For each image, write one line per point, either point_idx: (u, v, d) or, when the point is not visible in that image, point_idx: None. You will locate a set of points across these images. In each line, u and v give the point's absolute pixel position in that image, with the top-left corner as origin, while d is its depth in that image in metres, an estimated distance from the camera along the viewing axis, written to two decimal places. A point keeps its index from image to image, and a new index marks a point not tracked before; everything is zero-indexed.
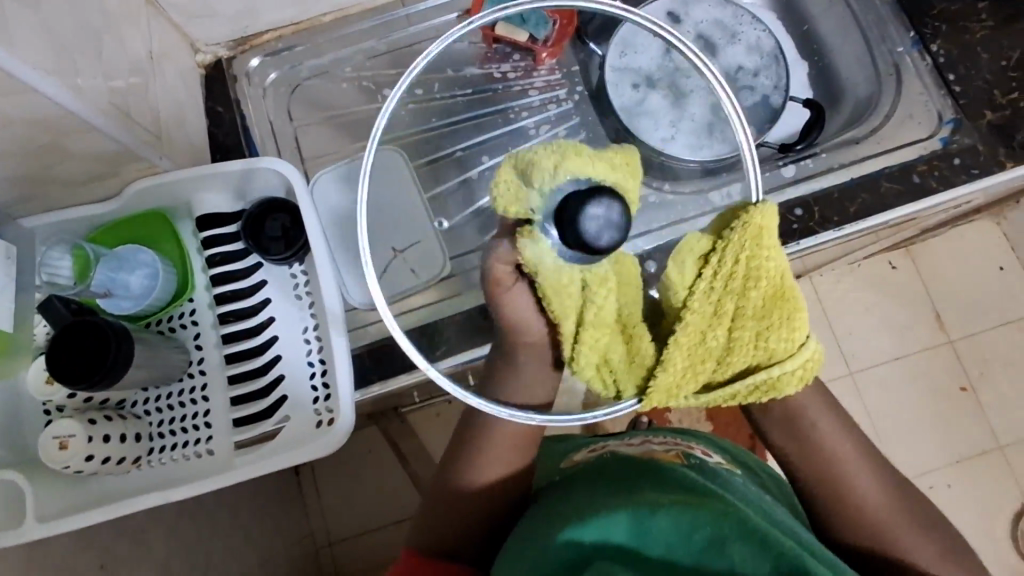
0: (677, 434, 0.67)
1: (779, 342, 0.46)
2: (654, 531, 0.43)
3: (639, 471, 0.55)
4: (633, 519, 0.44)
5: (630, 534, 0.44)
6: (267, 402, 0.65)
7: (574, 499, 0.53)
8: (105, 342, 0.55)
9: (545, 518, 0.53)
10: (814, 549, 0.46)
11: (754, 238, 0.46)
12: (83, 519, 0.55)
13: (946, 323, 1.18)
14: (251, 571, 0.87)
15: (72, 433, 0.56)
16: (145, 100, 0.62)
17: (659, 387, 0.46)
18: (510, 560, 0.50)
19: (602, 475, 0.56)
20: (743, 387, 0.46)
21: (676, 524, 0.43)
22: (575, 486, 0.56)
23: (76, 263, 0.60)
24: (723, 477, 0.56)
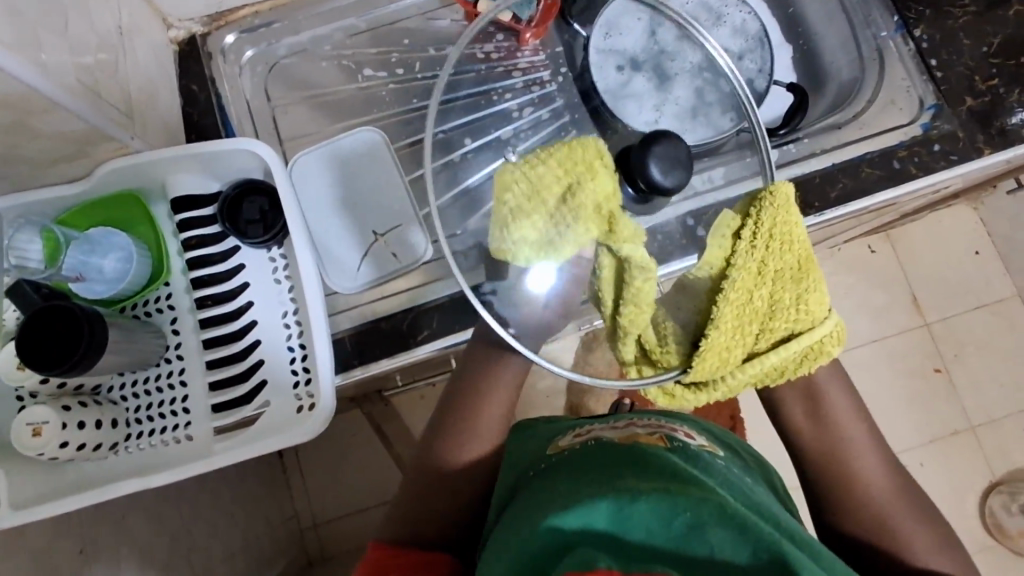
0: (660, 415, 0.68)
1: (816, 306, 0.49)
2: (637, 516, 0.43)
3: (625, 455, 0.55)
4: (615, 505, 0.45)
5: (611, 518, 0.44)
6: (246, 387, 0.65)
7: (556, 482, 0.54)
8: (77, 327, 0.54)
9: (530, 498, 0.53)
10: (792, 535, 0.48)
11: (783, 208, 0.48)
12: (55, 506, 0.54)
13: (922, 305, 1.21)
14: (233, 552, 0.87)
15: (46, 420, 0.55)
16: (115, 77, 0.60)
17: (712, 347, 0.48)
18: (495, 550, 0.49)
19: (586, 454, 0.56)
20: (790, 351, 0.49)
21: (655, 509, 0.44)
22: (561, 464, 0.57)
23: (46, 247, 0.58)
24: (706, 460, 0.57)
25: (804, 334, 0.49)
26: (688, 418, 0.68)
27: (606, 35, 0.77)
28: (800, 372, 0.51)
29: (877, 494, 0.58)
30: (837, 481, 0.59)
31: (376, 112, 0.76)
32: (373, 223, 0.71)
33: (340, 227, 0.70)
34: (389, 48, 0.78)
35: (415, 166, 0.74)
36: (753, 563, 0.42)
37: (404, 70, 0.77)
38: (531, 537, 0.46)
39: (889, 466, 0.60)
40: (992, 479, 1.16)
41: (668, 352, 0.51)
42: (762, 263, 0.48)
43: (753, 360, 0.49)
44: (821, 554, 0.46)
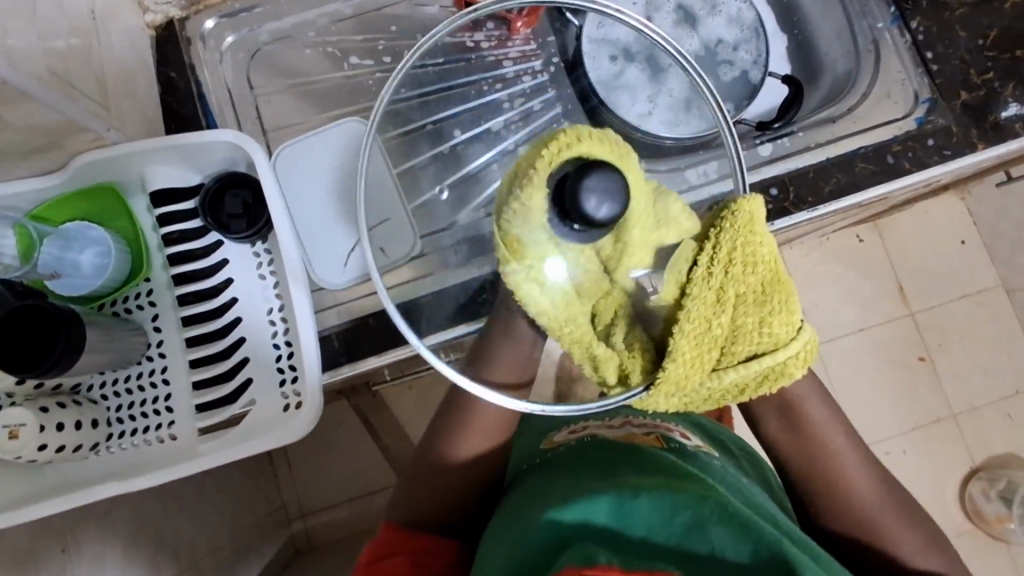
0: (655, 414, 0.67)
1: (781, 328, 0.48)
2: (636, 513, 0.43)
3: (620, 455, 0.54)
4: (616, 501, 0.44)
5: (612, 513, 0.44)
6: (231, 386, 0.63)
7: (553, 480, 0.53)
8: (54, 327, 0.52)
9: (527, 495, 0.53)
10: (789, 533, 0.48)
11: (743, 229, 0.47)
12: (36, 510, 0.53)
13: (909, 295, 1.21)
14: (219, 547, 0.87)
15: (22, 422, 0.53)
16: (88, 66, 0.58)
17: (670, 377, 0.46)
18: (491, 544, 0.49)
19: (581, 456, 0.56)
20: (749, 372, 0.48)
21: (656, 504, 0.44)
22: (556, 465, 0.56)
23: (20, 242, 0.57)
24: (701, 460, 0.57)
25: (763, 357, 0.47)
26: (681, 415, 0.67)
27: (599, 24, 0.75)
28: (760, 393, 0.50)
29: (862, 493, 0.58)
30: (823, 480, 0.59)
31: (363, 102, 0.74)
32: (360, 217, 0.69)
33: (326, 220, 0.68)
34: (375, 35, 0.75)
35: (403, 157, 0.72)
36: (753, 560, 0.42)
37: (392, 58, 0.75)
38: (530, 532, 0.45)
39: (871, 466, 0.60)
40: (972, 466, 1.18)
41: (636, 357, 0.49)
42: (722, 286, 0.47)
43: (709, 381, 0.48)
44: (817, 553, 0.46)
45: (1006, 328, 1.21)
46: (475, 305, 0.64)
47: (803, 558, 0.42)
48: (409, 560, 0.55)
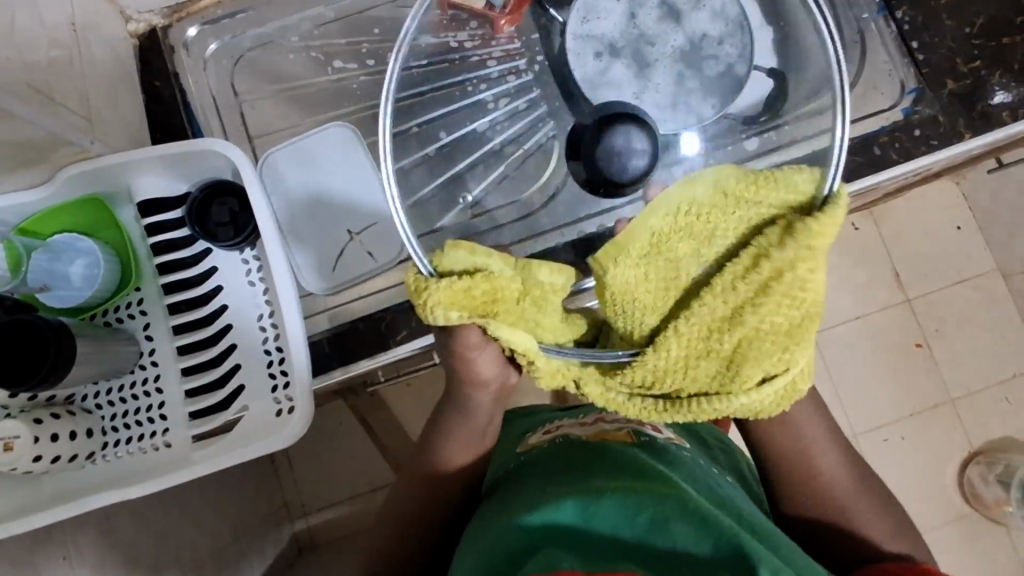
0: None
1: (795, 359, 0.45)
2: (598, 515, 0.44)
3: (593, 454, 0.55)
4: (582, 503, 0.46)
5: (577, 513, 0.45)
6: (224, 392, 0.64)
7: (528, 482, 0.54)
8: (44, 342, 0.53)
9: (504, 498, 0.54)
10: (754, 528, 0.48)
11: (801, 245, 0.43)
12: (33, 519, 0.54)
13: (904, 282, 1.21)
14: (221, 549, 0.88)
15: (16, 434, 0.53)
16: (69, 79, 0.58)
17: (647, 367, 0.45)
18: (464, 550, 0.50)
19: (554, 455, 0.57)
20: (757, 395, 0.45)
21: (619, 505, 0.45)
22: (531, 466, 0.57)
23: (9, 255, 0.58)
24: (674, 455, 0.57)
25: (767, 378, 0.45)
26: None
27: (584, 19, 0.73)
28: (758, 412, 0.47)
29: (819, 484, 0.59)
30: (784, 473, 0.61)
31: (348, 105, 0.74)
32: (348, 222, 0.69)
33: (315, 227, 0.69)
34: (359, 38, 0.75)
35: (391, 159, 0.73)
36: (713, 555, 0.42)
37: (376, 61, 0.75)
38: (500, 535, 0.47)
39: (841, 450, 0.61)
40: (970, 450, 1.18)
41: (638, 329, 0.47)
42: (744, 301, 0.44)
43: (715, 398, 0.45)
44: (783, 549, 0.46)
45: (1002, 311, 1.21)
46: None
47: (762, 552, 0.42)
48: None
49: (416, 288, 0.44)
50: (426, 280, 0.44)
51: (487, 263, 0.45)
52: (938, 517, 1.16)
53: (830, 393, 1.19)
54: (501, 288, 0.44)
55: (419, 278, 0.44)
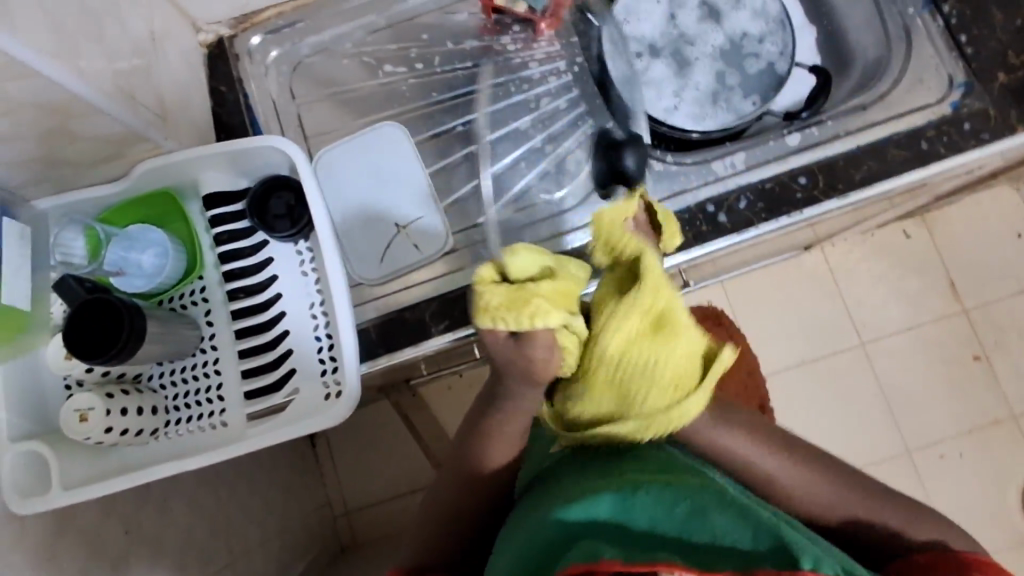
0: None
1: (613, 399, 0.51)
2: (637, 507, 0.45)
3: (626, 450, 0.55)
4: (619, 495, 0.45)
5: (615, 507, 0.45)
6: (276, 375, 0.67)
7: (562, 476, 0.55)
8: (119, 317, 0.57)
9: (537, 495, 0.54)
10: (789, 519, 0.48)
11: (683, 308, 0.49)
12: (103, 488, 0.58)
13: (961, 292, 1.17)
14: (266, 535, 0.92)
15: (91, 406, 0.59)
16: (148, 82, 0.64)
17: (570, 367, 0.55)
18: (500, 545, 0.50)
19: (589, 452, 0.57)
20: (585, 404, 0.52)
21: (657, 497, 0.45)
22: (564, 462, 0.57)
23: (89, 243, 0.63)
24: (706, 454, 0.57)
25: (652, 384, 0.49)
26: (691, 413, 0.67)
27: (624, 21, 0.79)
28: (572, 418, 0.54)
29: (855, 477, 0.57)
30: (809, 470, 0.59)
31: (397, 107, 0.78)
32: (395, 215, 0.72)
33: (364, 220, 0.72)
34: (408, 44, 0.79)
35: (436, 158, 0.76)
36: (753, 546, 0.42)
37: (424, 64, 0.79)
38: (537, 527, 0.47)
39: None
40: None
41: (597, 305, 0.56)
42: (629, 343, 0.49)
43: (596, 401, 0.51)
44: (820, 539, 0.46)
45: None
46: None
47: (801, 541, 0.43)
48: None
49: (514, 298, 0.46)
50: (520, 287, 0.46)
51: (553, 265, 0.50)
52: (1001, 540, 1.10)
53: (882, 405, 1.15)
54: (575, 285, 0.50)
55: (515, 288, 0.46)
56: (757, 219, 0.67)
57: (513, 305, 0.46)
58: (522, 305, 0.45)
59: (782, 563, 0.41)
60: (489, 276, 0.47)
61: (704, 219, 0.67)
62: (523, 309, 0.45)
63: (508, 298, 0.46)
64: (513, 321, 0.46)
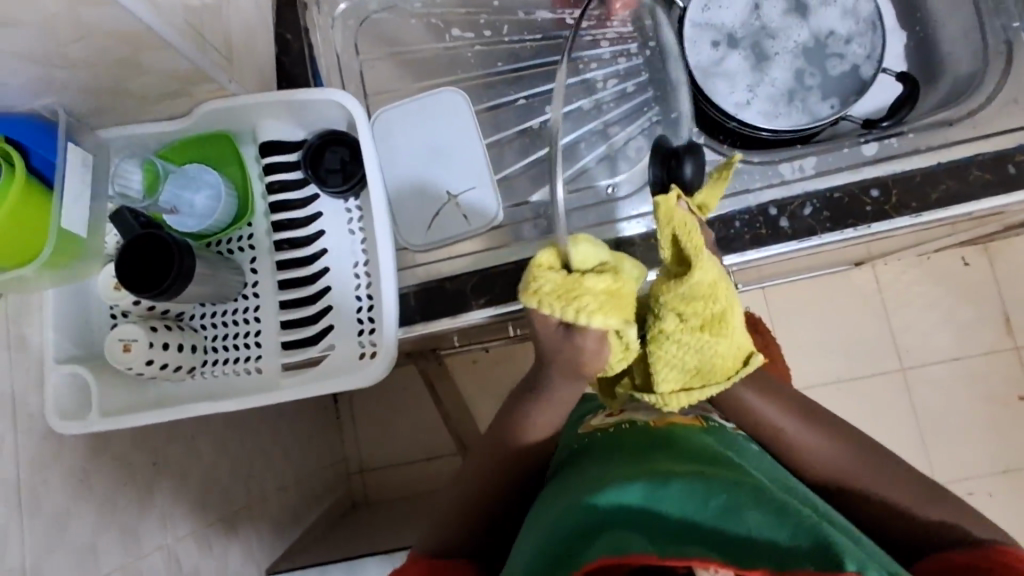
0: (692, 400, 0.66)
1: (716, 361, 0.49)
2: (668, 498, 0.44)
3: (659, 439, 0.54)
4: (651, 485, 0.46)
5: (646, 495, 0.45)
6: (315, 328, 0.68)
7: (592, 463, 0.54)
8: (170, 254, 0.58)
9: (567, 476, 0.54)
10: (828, 516, 0.47)
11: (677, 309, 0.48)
12: (139, 418, 0.60)
13: (1014, 327, 1.12)
14: (282, 482, 0.94)
15: (135, 337, 0.60)
16: (218, 22, 0.64)
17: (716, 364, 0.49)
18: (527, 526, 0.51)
19: (618, 436, 0.57)
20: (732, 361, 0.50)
21: (690, 491, 0.45)
22: (595, 449, 0.56)
23: (145, 177, 0.64)
24: (742, 445, 0.56)
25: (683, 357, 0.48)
26: None
27: (704, 7, 0.73)
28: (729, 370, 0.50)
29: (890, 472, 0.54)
30: (819, 472, 0.56)
31: (460, 74, 0.77)
32: (448, 182, 0.71)
33: (417, 185, 0.71)
34: (478, 9, 0.77)
35: (493, 130, 0.74)
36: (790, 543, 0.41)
37: (492, 32, 0.77)
38: (565, 510, 0.47)
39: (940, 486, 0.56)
40: None
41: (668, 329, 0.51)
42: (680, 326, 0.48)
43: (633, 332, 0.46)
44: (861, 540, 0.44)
45: None
46: None
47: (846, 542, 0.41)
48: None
49: (566, 288, 0.44)
50: (576, 277, 0.45)
51: (613, 262, 0.48)
52: None
53: (914, 435, 1.11)
54: (627, 286, 0.45)
55: (570, 276, 0.45)
56: (820, 228, 0.64)
57: (563, 296, 0.44)
58: (578, 294, 0.44)
59: (822, 564, 0.40)
60: (545, 261, 0.45)
61: (764, 222, 0.65)
62: (571, 301, 0.43)
63: (558, 286, 0.44)
64: (547, 304, 0.44)
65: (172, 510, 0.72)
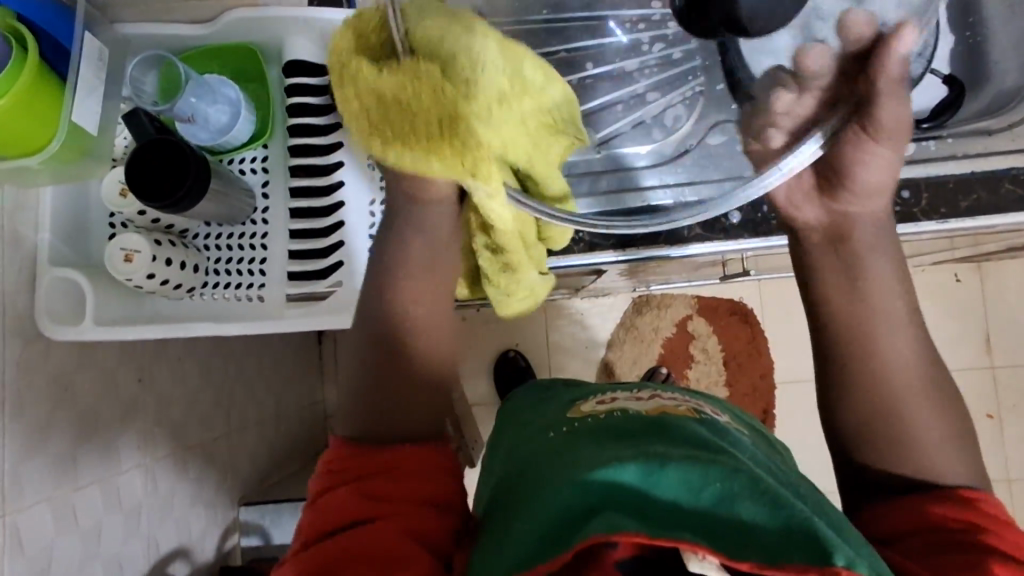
0: (687, 391, 0.59)
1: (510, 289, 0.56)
2: (663, 483, 0.37)
3: (644, 421, 0.47)
4: (643, 466, 0.38)
5: (640, 477, 0.38)
6: (324, 263, 0.65)
7: (573, 438, 0.47)
8: (186, 167, 0.55)
9: (541, 456, 0.47)
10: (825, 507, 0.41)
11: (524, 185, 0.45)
12: (133, 331, 0.58)
13: (994, 348, 1.14)
14: (262, 416, 0.93)
15: (138, 249, 0.57)
16: None
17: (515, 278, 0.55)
18: (500, 519, 0.43)
19: (607, 419, 0.48)
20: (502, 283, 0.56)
21: (687, 475, 0.38)
22: (579, 426, 0.49)
23: (160, 82, 0.60)
24: (734, 438, 0.49)
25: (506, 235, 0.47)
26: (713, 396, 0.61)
27: None
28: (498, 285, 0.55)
29: None
30: None
31: None
32: None
33: None
34: None
35: None
36: (786, 534, 0.36)
37: None
38: (553, 489, 0.39)
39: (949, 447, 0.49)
40: None
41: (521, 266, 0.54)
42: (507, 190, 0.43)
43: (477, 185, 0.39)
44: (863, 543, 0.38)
45: None
46: (570, 241, 0.63)
47: (842, 542, 0.36)
48: (403, 523, 0.41)
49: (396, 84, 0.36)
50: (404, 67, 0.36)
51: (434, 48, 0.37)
52: None
53: None
54: (448, 94, 0.35)
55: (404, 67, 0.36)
56: None
57: (391, 98, 0.36)
58: (397, 104, 0.36)
59: (816, 559, 0.35)
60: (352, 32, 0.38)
61: None
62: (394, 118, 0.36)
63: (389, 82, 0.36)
64: (383, 141, 0.37)
65: (152, 431, 0.70)
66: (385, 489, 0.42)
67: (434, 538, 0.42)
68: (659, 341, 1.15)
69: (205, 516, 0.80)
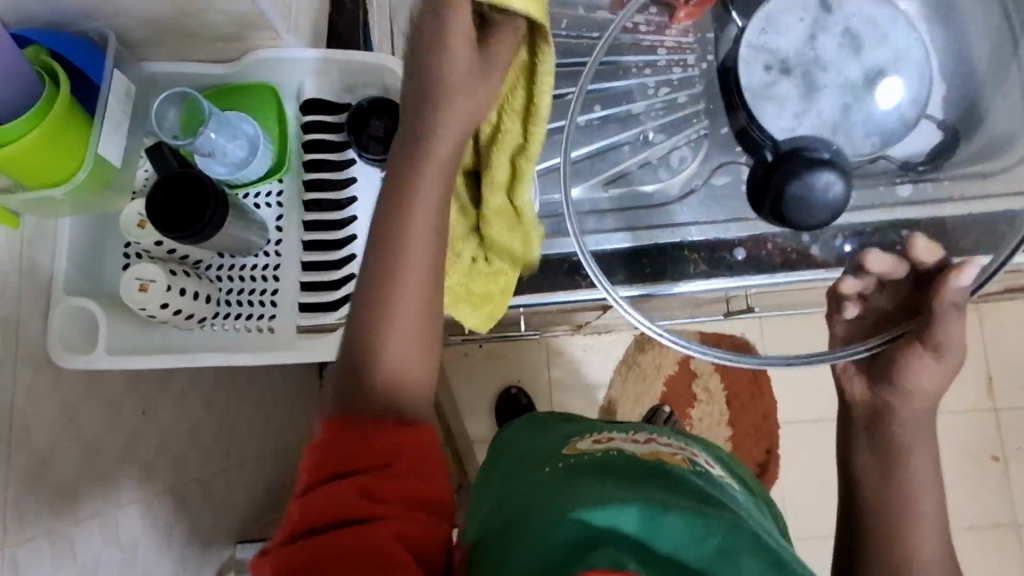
0: (680, 436, 0.60)
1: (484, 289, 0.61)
2: (666, 528, 0.36)
3: (641, 469, 0.46)
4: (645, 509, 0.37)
5: (641, 522, 0.36)
6: (334, 295, 0.65)
7: (572, 477, 0.46)
8: (207, 199, 0.56)
9: (532, 496, 0.45)
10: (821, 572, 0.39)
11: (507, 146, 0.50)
12: (142, 361, 0.59)
13: (996, 389, 1.14)
14: (262, 450, 0.92)
15: (153, 278, 0.58)
16: None
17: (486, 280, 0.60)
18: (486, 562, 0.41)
19: (607, 461, 0.48)
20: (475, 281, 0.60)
21: (689, 524, 0.36)
22: (578, 467, 0.48)
23: (182, 117, 0.63)
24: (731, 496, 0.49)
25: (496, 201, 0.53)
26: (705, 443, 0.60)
27: None
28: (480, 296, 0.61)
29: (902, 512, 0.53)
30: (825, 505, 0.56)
31: None
32: None
33: None
34: None
35: None
36: None
37: None
38: (552, 523, 0.38)
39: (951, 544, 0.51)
40: None
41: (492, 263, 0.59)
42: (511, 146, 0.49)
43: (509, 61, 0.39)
44: None
45: None
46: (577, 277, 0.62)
47: None
48: (399, 526, 0.39)
49: None
50: None
51: None
52: None
53: None
54: None
55: None
56: None
57: None
58: None
59: None
60: None
61: None
62: None
63: None
64: None
65: (154, 464, 0.69)
66: (381, 488, 0.40)
67: (424, 548, 0.39)
68: (661, 378, 1.15)
69: (202, 552, 0.79)
